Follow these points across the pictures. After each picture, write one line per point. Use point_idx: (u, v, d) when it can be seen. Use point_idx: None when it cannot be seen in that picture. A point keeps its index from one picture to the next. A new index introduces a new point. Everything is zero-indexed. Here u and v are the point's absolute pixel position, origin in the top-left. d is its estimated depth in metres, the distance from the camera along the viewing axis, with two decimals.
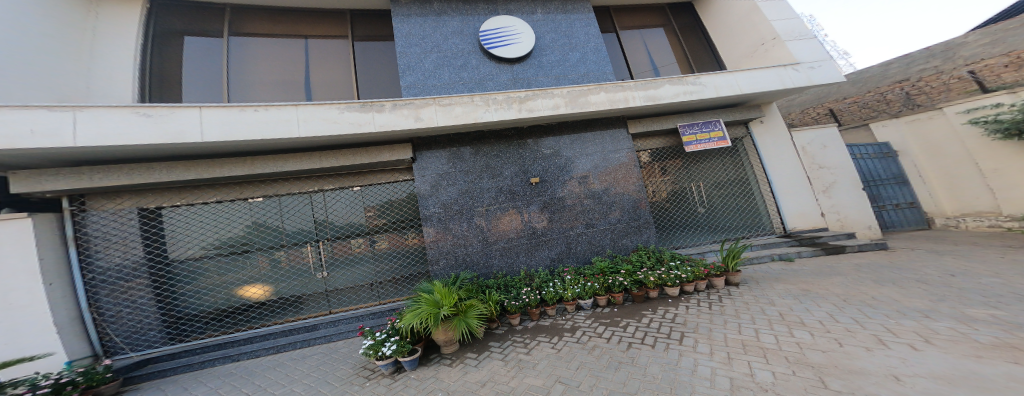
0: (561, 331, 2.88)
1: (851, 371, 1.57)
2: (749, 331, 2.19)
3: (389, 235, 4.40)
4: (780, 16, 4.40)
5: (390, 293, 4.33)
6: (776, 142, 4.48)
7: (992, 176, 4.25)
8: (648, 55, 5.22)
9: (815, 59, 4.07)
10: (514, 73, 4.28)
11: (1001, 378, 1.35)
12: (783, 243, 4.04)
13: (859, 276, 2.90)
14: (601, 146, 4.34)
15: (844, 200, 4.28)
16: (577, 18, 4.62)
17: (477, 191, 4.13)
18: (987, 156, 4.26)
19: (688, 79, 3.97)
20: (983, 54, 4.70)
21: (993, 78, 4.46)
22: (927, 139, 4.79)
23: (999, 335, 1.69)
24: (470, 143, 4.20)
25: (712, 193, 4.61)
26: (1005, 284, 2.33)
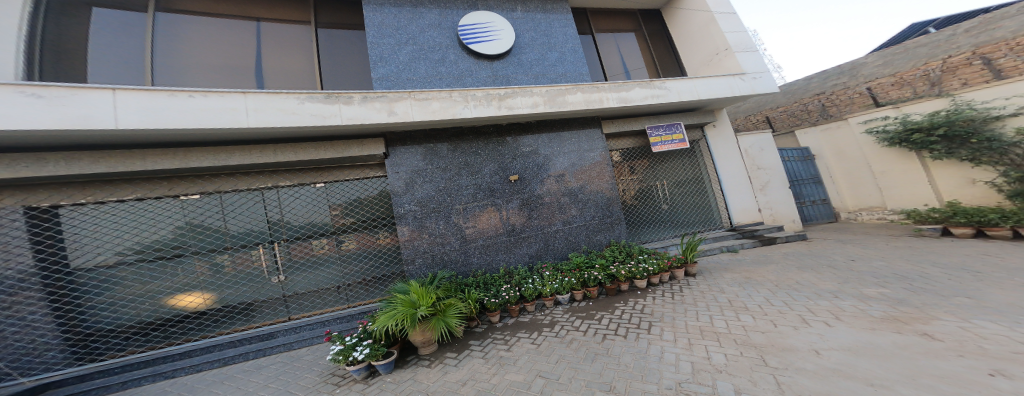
0: (540, 327, 3.04)
1: (784, 349, 1.89)
2: (705, 318, 2.51)
3: (357, 234, 4.18)
4: (733, 28, 4.86)
5: (358, 296, 4.12)
6: (726, 145, 5.03)
7: (880, 177, 5.21)
8: (620, 58, 5.49)
9: (758, 70, 4.62)
10: (493, 70, 4.24)
11: (888, 345, 1.74)
12: (730, 236, 4.61)
13: (788, 263, 3.45)
14: (577, 144, 4.53)
15: (775, 197, 4.98)
16: (555, 19, 4.69)
17: (455, 189, 4.12)
18: (877, 161, 5.20)
19: (655, 83, 4.27)
20: (878, 73, 5.72)
21: (884, 94, 5.37)
22: (836, 145, 5.73)
23: (884, 310, 2.16)
24: (448, 139, 4.17)
25: (674, 191, 5.07)
26: (889, 266, 2.95)
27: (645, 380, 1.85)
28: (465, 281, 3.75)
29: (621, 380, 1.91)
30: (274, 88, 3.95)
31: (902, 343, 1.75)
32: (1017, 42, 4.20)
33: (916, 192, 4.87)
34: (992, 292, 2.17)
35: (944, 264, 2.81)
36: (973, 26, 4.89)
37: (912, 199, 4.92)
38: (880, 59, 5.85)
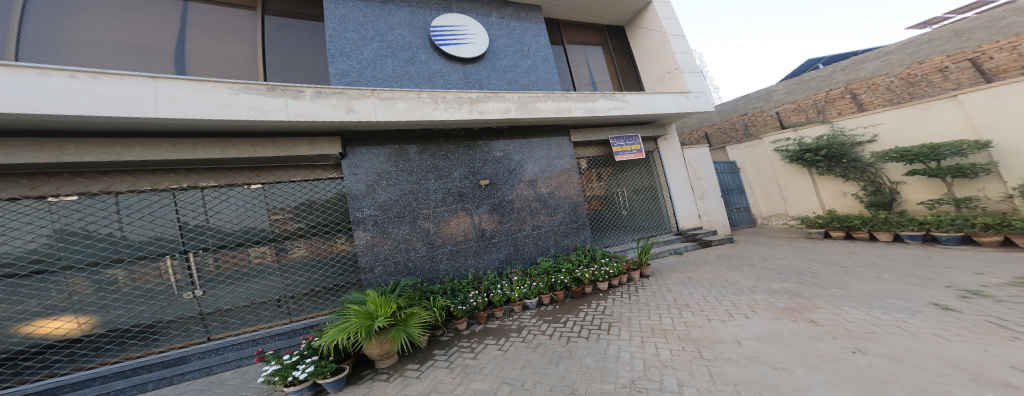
0: (508, 332, 3.11)
1: (715, 341, 2.25)
2: (656, 317, 2.83)
3: (307, 241, 3.78)
4: (682, 50, 5.48)
5: (303, 309, 3.70)
6: (673, 157, 5.67)
7: (784, 188, 6.41)
8: (588, 70, 5.82)
9: (699, 90, 5.28)
10: (466, 73, 4.16)
11: (788, 332, 2.19)
12: (677, 240, 5.20)
13: (719, 263, 4.05)
14: (547, 151, 4.70)
15: (711, 205, 5.74)
16: (529, 28, 4.76)
17: (422, 192, 3.99)
18: (783, 174, 6.38)
19: (618, 96, 4.62)
20: (784, 100, 7.11)
21: (787, 118, 6.77)
22: (754, 160, 6.90)
23: (787, 301, 2.68)
24: (416, 141, 4.04)
25: (633, 198, 5.55)
26: (790, 264, 3.66)
27: (603, 381, 2.03)
28: (430, 289, 3.65)
29: (582, 382, 2.06)
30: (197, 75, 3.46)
31: (797, 330, 2.20)
32: (872, 82, 5.52)
33: (809, 202, 6.06)
34: (857, 283, 2.84)
35: (826, 262, 3.57)
36: (845, 67, 6.34)
37: (807, 208, 6.11)
38: (788, 88, 7.29)
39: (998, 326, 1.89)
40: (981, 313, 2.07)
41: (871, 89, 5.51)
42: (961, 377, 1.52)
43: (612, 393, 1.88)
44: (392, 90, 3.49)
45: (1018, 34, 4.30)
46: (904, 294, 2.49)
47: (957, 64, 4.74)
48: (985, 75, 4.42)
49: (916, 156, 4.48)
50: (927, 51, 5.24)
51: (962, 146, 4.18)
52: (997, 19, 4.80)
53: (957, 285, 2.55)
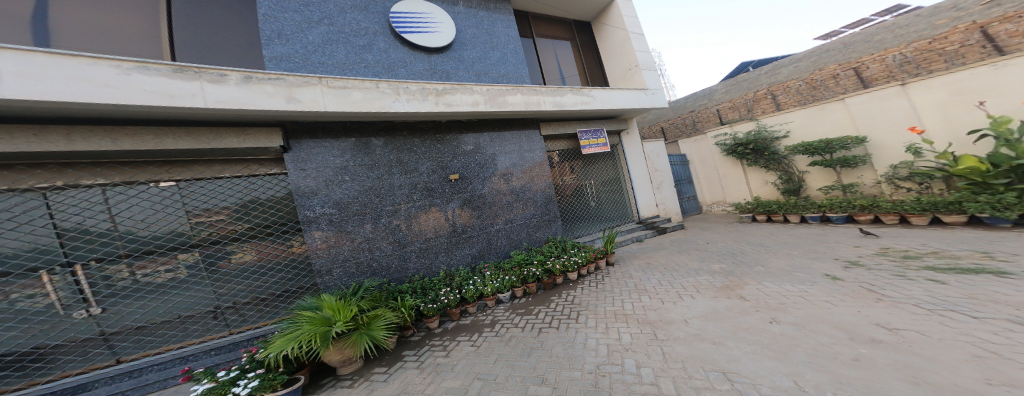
0: (481, 328, 3.16)
1: (667, 321, 2.56)
2: (619, 303, 3.10)
3: (248, 245, 3.34)
4: (642, 48, 5.73)
5: (245, 320, 3.27)
6: (632, 149, 6.06)
7: (723, 178, 7.32)
8: (557, 64, 5.86)
9: (656, 88, 5.62)
10: (432, 64, 3.90)
11: (725, 309, 2.57)
12: (639, 228, 5.65)
13: (672, 248, 4.54)
14: (518, 145, 4.71)
15: (666, 195, 6.29)
16: (499, 19, 4.57)
17: (387, 187, 3.77)
18: (722, 166, 7.27)
19: (584, 90, 4.73)
20: (724, 98, 8.05)
21: (725, 115, 7.51)
22: (699, 154, 7.74)
23: (724, 280, 3.13)
24: (377, 134, 3.78)
25: (601, 189, 5.85)
26: (727, 245, 4.26)
27: (571, 368, 2.21)
28: (398, 288, 3.53)
29: (552, 371, 2.22)
30: (68, 49, 2.73)
31: (731, 306, 2.60)
32: (786, 85, 6.46)
33: (741, 191, 7.04)
34: (775, 260, 3.44)
35: (753, 242, 4.23)
36: (767, 71, 7.49)
37: (739, 195, 7.09)
38: (728, 88, 8.25)
39: (868, 291, 2.47)
40: (858, 280, 2.67)
41: (786, 91, 6.46)
42: (843, 336, 1.96)
43: (579, 379, 2.06)
44: (346, 79, 3.12)
45: (886, 49, 5.32)
46: (808, 268, 3.09)
47: (844, 72, 5.67)
48: (864, 82, 5.38)
49: (816, 149, 5.47)
50: (826, 60, 6.35)
51: (848, 141, 5.18)
52: (872, 36, 5.99)
53: (843, 257, 3.25)
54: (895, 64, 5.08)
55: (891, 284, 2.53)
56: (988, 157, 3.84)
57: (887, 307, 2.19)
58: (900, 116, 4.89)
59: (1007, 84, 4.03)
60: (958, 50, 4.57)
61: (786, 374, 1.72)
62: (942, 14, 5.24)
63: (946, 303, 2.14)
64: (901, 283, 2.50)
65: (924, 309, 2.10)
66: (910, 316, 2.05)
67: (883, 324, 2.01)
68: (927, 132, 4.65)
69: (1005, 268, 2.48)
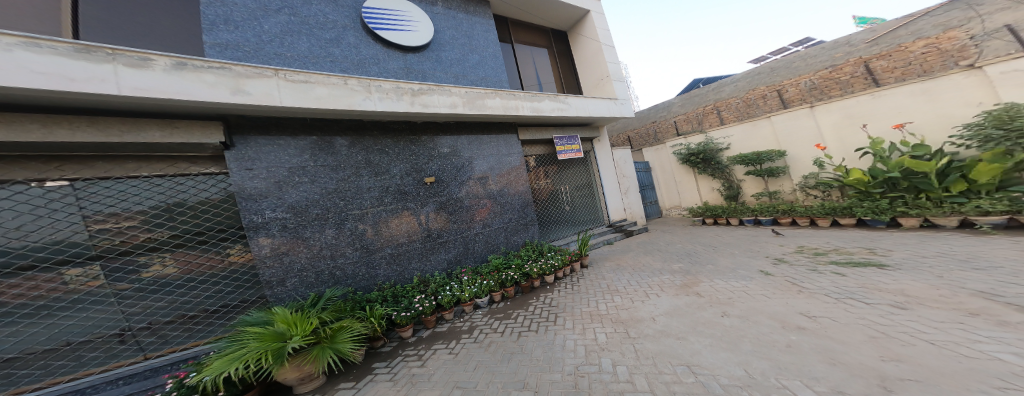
0: (458, 334, 3.12)
1: (637, 320, 2.79)
2: (594, 304, 3.27)
3: (170, 255, 2.92)
4: (613, 60, 6.16)
5: (166, 342, 2.86)
6: (602, 155, 6.44)
7: (679, 184, 8.07)
8: (536, 71, 6.15)
9: (625, 98, 6.08)
10: (407, 63, 4.10)
11: (686, 306, 2.87)
12: (609, 231, 6.01)
13: (638, 250, 4.92)
14: (497, 149, 4.92)
15: (632, 199, 6.75)
16: (479, 22, 4.96)
17: (353, 189, 3.70)
18: (678, 173, 8.03)
19: (561, 97, 5.03)
20: (678, 110, 8.90)
21: (682, 126, 8.36)
22: (660, 162, 8.46)
23: (682, 278, 3.50)
24: (343, 132, 3.73)
25: (575, 194, 6.11)
26: (685, 246, 4.76)
27: (551, 371, 2.29)
28: (367, 296, 3.39)
29: (532, 375, 2.27)
30: None
31: (689, 302, 2.93)
32: (727, 103, 7.43)
33: (694, 196, 7.83)
34: (721, 258, 3.95)
35: (704, 243, 4.80)
36: (712, 89, 8.47)
37: (693, 200, 7.87)
38: (687, 101, 8.94)
39: (792, 285, 3.03)
40: (784, 275, 3.25)
41: (727, 108, 7.39)
42: (778, 326, 2.36)
43: (560, 382, 2.14)
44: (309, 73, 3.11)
45: (799, 75, 6.50)
46: (747, 265, 3.61)
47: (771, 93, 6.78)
48: (785, 102, 6.53)
49: (750, 160, 6.33)
50: (759, 81, 7.36)
51: (773, 155, 6.10)
52: (790, 63, 7.10)
53: (773, 255, 3.88)
54: (806, 89, 6.24)
55: (808, 278, 3.14)
56: (868, 171, 4.82)
57: (807, 298, 2.74)
58: (811, 133, 5.90)
59: (881, 111, 5.12)
60: (850, 80, 5.72)
61: (737, 363, 2.02)
62: (839, 49, 6.40)
63: (846, 292, 2.77)
64: (815, 277, 3.13)
65: (833, 298, 2.70)
66: (823, 304, 2.62)
67: (803, 312, 2.50)
68: (828, 148, 5.68)
69: (884, 261, 3.36)
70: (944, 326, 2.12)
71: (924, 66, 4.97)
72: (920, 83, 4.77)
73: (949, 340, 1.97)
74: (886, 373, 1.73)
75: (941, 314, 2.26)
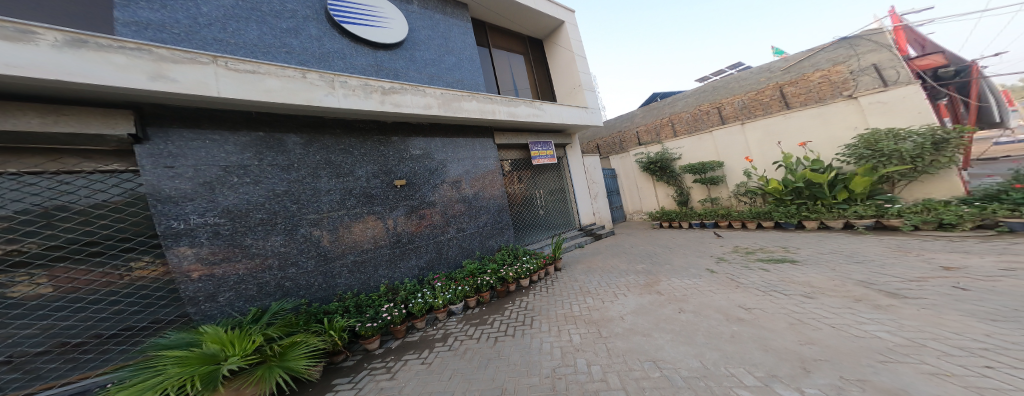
0: (431, 343, 3.01)
1: (607, 320, 2.98)
2: (568, 306, 3.40)
3: (44, 272, 2.42)
4: (583, 70, 6.77)
5: (35, 378, 2.33)
6: (573, 161, 6.76)
7: (641, 190, 8.76)
8: (512, 76, 6.64)
9: (596, 106, 6.64)
10: (376, 60, 4.26)
11: (651, 305, 3.13)
12: (580, 235, 6.28)
13: (606, 252, 5.22)
14: (472, 152, 5.02)
15: (600, 204, 7.13)
16: (455, 24, 5.27)
17: (308, 191, 3.46)
18: (640, 179, 8.73)
19: (536, 104, 5.46)
20: (638, 121, 9.68)
21: (644, 136, 9.09)
22: (624, 169, 9.11)
23: (645, 278, 3.83)
24: (298, 130, 3.51)
25: (548, 198, 6.33)
26: (647, 248, 5.18)
27: (529, 375, 2.31)
28: (325, 308, 3.11)
29: (510, 380, 2.27)
30: None
31: (651, 301, 3.22)
32: (676, 117, 8.29)
33: (653, 202, 8.56)
34: (676, 259, 4.40)
35: (661, 244, 5.28)
36: (665, 103, 9.40)
37: (652, 205, 8.60)
38: (647, 112, 9.83)
39: (731, 281, 3.49)
40: (725, 272, 3.73)
41: (679, 121, 8.21)
42: (723, 318, 2.71)
43: (538, 385, 2.17)
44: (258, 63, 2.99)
45: (733, 95, 7.52)
46: (696, 264, 4.08)
47: (710, 111, 7.72)
48: (723, 118, 7.49)
49: (696, 170, 7.14)
50: (703, 97, 8.33)
51: (715, 165, 6.96)
52: (727, 83, 8.13)
53: (717, 254, 4.43)
54: (739, 108, 7.22)
55: (743, 274, 3.65)
56: (782, 181, 5.75)
57: (744, 292, 3.18)
58: (742, 148, 6.88)
59: (794, 131, 6.17)
60: (769, 103, 6.80)
61: (693, 355, 2.26)
62: (762, 74, 7.50)
63: (770, 285, 3.28)
64: (749, 273, 3.65)
65: (762, 291, 3.17)
66: (755, 296, 3.07)
67: (741, 305, 2.90)
68: (754, 160, 6.67)
69: (794, 257, 4.05)
70: (840, 311, 2.63)
71: (820, 93, 6.11)
72: (816, 108, 5.87)
73: (843, 323, 2.45)
74: (805, 355, 2.08)
75: (838, 301, 2.80)
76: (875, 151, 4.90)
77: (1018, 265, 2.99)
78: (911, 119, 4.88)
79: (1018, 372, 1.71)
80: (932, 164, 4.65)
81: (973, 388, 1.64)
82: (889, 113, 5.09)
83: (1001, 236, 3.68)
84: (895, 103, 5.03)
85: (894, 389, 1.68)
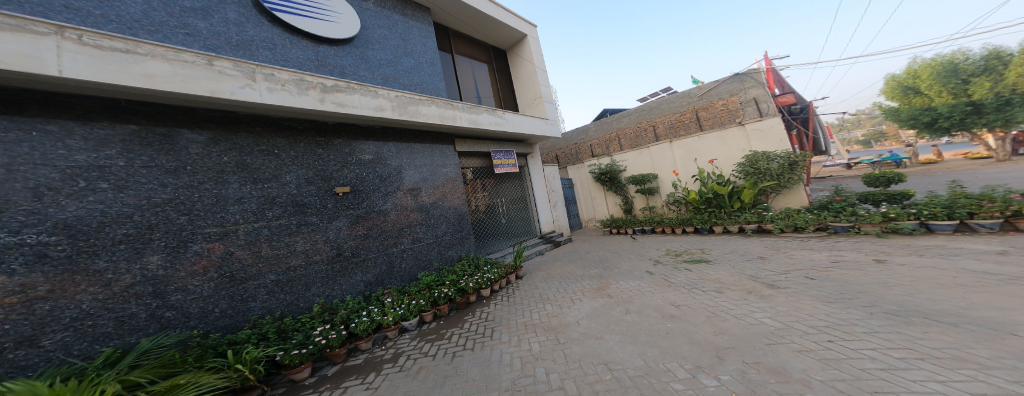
0: (379, 365, 2.73)
1: (562, 326, 3.11)
2: (529, 314, 3.47)
3: None
4: (545, 83, 6.97)
5: None
6: (534, 169, 6.96)
7: (594, 198, 9.52)
8: (474, 83, 6.53)
9: (556, 118, 6.89)
10: (318, 55, 3.86)
11: (603, 308, 3.37)
12: (541, 242, 6.46)
13: (563, 259, 5.47)
14: (431, 159, 4.84)
15: (557, 212, 7.45)
16: (415, 27, 5.09)
17: (207, 199, 2.86)
18: (593, 189, 9.49)
19: (498, 112, 5.49)
20: (590, 134, 10.47)
21: (596, 149, 9.86)
22: (579, 178, 9.79)
23: (598, 282, 4.13)
24: (196, 125, 2.91)
25: (510, 207, 6.38)
26: (598, 253, 5.59)
27: (489, 389, 2.25)
28: (232, 338, 2.52)
29: None
30: None
31: (601, 305, 3.48)
32: (620, 134, 9.25)
33: (604, 209, 9.36)
34: (623, 263, 4.86)
35: (610, 250, 5.77)
36: (610, 120, 10.30)
37: (604, 213, 9.38)
38: (598, 125, 10.62)
39: (665, 281, 3.99)
40: (661, 273, 4.25)
41: (625, 136, 9.18)
42: (659, 316, 3.07)
43: None
44: (136, 41, 2.42)
45: (664, 115, 8.65)
46: (638, 268, 4.57)
47: (646, 128, 8.78)
48: (657, 136, 8.59)
49: (636, 180, 8.15)
50: (641, 115, 9.38)
51: (651, 178, 8.03)
52: (660, 104, 9.20)
53: (654, 258, 5.03)
54: (669, 127, 8.40)
55: (675, 274, 4.20)
56: (699, 192, 6.82)
57: (676, 291, 3.65)
58: (670, 163, 7.98)
59: (704, 149, 7.43)
60: (688, 123, 8.06)
61: (636, 354, 2.49)
62: (684, 98, 8.66)
63: (693, 283, 3.85)
64: (680, 273, 4.22)
65: (688, 289, 3.68)
66: (684, 294, 3.55)
67: (674, 303, 3.32)
68: (680, 174, 7.79)
69: (708, 257, 4.85)
70: (744, 303, 3.20)
71: (724, 118, 7.51)
72: (718, 132, 7.19)
73: (742, 313, 3.00)
74: (719, 344, 2.48)
75: (737, 294, 3.42)
76: (756, 169, 6.24)
77: (841, 257, 4.09)
78: (775, 145, 6.40)
79: (848, 344, 2.28)
80: (789, 181, 6.10)
81: (824, 359, 2.13)
82: (764, 139, 6.54)
83: (830, 236, 4.98)
84: (766, 130, 6.52)
85: (777, 368, 2.10)
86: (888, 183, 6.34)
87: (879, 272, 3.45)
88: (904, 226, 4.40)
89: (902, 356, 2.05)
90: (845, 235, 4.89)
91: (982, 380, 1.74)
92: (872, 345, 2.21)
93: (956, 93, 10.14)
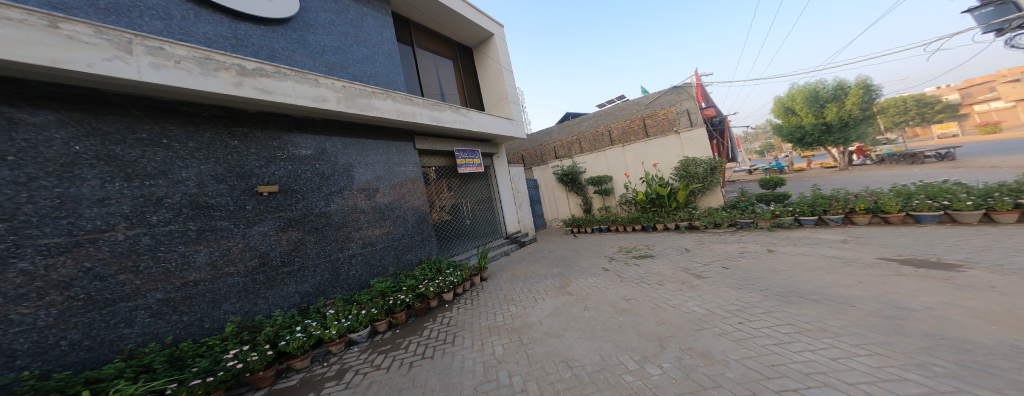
0: (319, 385, 2.43)
1: (519, 328, 3.15)
2: (492, 316, 3.45)
3: None
4: (510, 84, 6.87)
5: None
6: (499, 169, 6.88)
7: (557, 198, 9.86)
8: (437, 81, 6.15)
9: (520, 121, 6.85)
10: (235, 33, 3.21)
11: (559, 307, 3.49)
12: (506, 243, 6.44)
13: (528, 258, 5.55)
14: (386, 157, 4.45)
15: (522, 213, 7.52)
16: (370, 16, 4.56)
17: (44, 199, 2.17)
18: (555, 189, 9.82)
19: (462, 111, 5.27)
20: (553, 136, 10.75)
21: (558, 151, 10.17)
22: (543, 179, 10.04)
23: (559, 281, 4.29)
24: (29, 103, 2.20)
25: (474, 207, 6.21)
26: (559, 252, 5.81)
27: None
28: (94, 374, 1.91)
29: None
30: None
31: (558, 304, 3.61)
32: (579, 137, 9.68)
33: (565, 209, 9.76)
34: (582, 261, 5.14)
35: (571, 248, 6.03)
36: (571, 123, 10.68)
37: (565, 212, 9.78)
38: (560, 128, 10.93)
39: (617, 277, 4.31)
40: (615, 270, 4.59)
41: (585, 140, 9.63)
42: (611, 311, 3.30)
43: None
44: None
45: (618, 122, 9.27)
46: (593, 265, 4.87)
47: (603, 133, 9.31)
48: (612, 141, 9.21)
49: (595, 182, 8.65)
50: (599, 120, 9.91)
51: (605, 179, 8.60)
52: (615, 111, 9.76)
53: (609, 254, 5.41)
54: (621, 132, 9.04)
55: (626, 270, 4.56)
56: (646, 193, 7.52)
57: (628, 285, 3.97)
58: (621, 166, 8.63)
59: (649, 154, 8.19)
60: (639, 130, 8.75)
61: (588, 351, 2.63)
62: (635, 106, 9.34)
63: (640, 277, 4.23)
64: (631, 268, 4.60)
65: (637, 283, 4.04)
66: (634, 288, 3.87)
67: (624, 297, 3.62)
68: (630, 176, 8.47)
69: (651, 252, 5.39)
70: (682, 293, 3.62)
71: (668, 127, 8.33)
72: (660, 139, 8.00)
73: (678, 302, 3.39)
74: (660, 334, 2.76)
75: (673, 286, 3.86)
76: (688, 173, 7.13)
77: (745, 248, 4.91)
78: (703, 152, 7.32)
79: (752, 324, 2.72)
80: (711, 184, 7.07)
81: (738, 340, 2.51)
82: (696, 146, 7.43)
83: (739, 230, 5.92)
84: (698, 139, 7.40)
85: (704, 352, 2.41)
86: (775, 186, 7.76)
87: (771, 259, 4.24)
88: (784, 221, 5.48)
89: (788, 331, 2.50)
90: (748, 229, 5.89)
91: (837, 346, 2.19)
92: (768, 324, 2.68)
93: (819, 115, 12.86)
